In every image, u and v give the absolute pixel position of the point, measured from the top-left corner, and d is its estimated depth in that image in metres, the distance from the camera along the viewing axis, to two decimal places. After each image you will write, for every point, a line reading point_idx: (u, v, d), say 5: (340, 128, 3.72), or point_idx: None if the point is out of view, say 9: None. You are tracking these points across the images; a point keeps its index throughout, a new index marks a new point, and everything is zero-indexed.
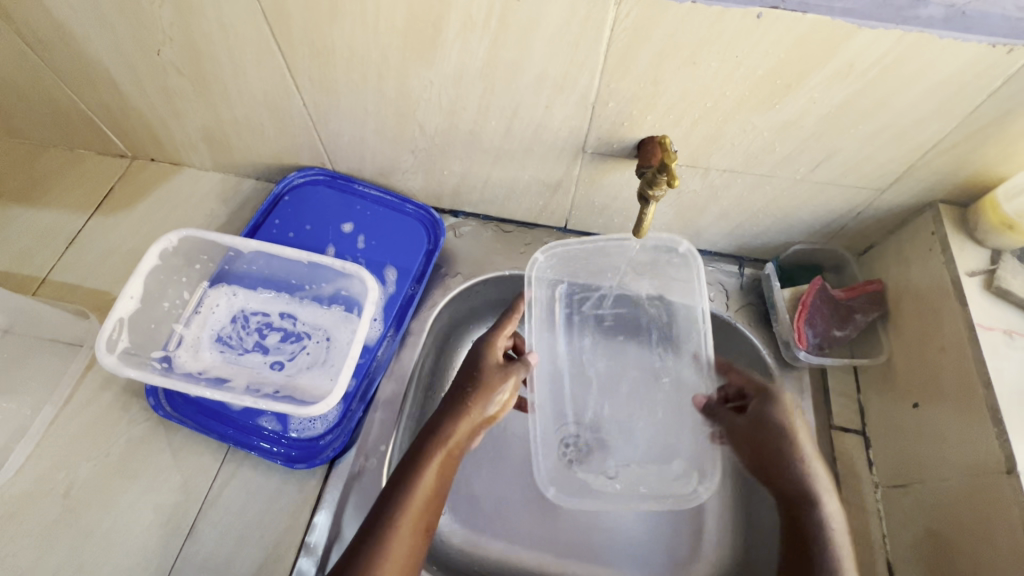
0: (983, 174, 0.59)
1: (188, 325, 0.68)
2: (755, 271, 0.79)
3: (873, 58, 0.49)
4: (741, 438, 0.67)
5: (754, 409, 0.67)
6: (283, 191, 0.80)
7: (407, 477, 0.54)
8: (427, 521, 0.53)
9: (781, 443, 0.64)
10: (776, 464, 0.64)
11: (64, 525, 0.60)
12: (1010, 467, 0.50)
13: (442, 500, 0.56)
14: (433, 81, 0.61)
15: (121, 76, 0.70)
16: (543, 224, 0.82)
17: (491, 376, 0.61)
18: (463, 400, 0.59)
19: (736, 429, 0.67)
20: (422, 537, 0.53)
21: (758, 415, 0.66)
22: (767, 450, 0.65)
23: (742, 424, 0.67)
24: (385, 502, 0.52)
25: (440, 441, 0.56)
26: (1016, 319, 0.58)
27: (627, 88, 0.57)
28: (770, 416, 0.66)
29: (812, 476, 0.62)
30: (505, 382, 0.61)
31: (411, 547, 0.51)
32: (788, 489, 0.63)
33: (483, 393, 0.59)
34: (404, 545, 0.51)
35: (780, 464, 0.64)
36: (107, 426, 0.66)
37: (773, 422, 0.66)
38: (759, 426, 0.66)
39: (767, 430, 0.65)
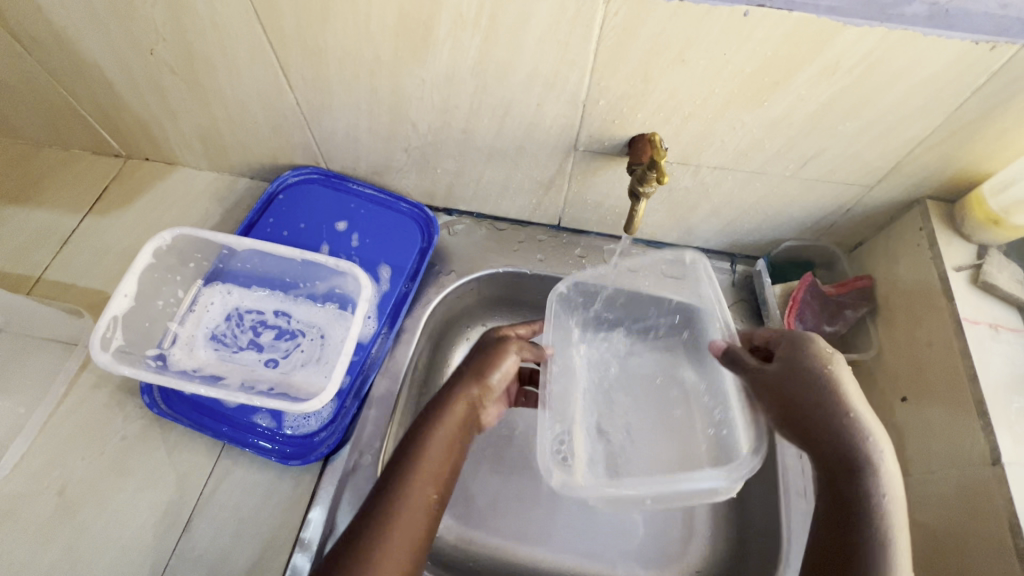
0: (969, 170, 0.60)
1: (183, 324, 0.69)
2: (747, 268, 0.80)
3: (859, 55, 0.49)
4: (772, 390, 0.56)
5: (784, 357, 0.56)
6: (277, 189, 0.80)
7: (410, 450, 0.53)
8: (437, 496, 0.53)
9: (825, 398, 0.52)
10: (822, 421, 0.53)
11: (59, 522, 0.60)
12: (995, 458, 0.51)
13: (456, 475, 0.55)
14: (426, 80, 0.61)
15: (115, 75, 0.70)
16: (536, 222, 0.83)
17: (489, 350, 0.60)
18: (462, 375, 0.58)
19: (763, 375, 0.56)
20: (436, 511, 0.52)
21: (807, 370, 0.54)
22: (804, 404, 0.54)
23: (776, 377, 0.55)
24: (389, 477, 0.52)
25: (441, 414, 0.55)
26: (1001, 314, 0.59)
27: (618, 86, 0.57)
28: (805, 364, 0.54)
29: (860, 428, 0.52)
30: (502, 352, 0.60)
31: (424, 523, 0.51)
32: (837, 448, 0.52)
33: (478, 367, 0.59)
34: (415, 521, 0.51)
35: (818, 417, 0.53)
36: (102, 424, 0.66)
37: (813, 371, 0.54)
38: (794, 377, 0.54)
39: (803, 381, 0.54)
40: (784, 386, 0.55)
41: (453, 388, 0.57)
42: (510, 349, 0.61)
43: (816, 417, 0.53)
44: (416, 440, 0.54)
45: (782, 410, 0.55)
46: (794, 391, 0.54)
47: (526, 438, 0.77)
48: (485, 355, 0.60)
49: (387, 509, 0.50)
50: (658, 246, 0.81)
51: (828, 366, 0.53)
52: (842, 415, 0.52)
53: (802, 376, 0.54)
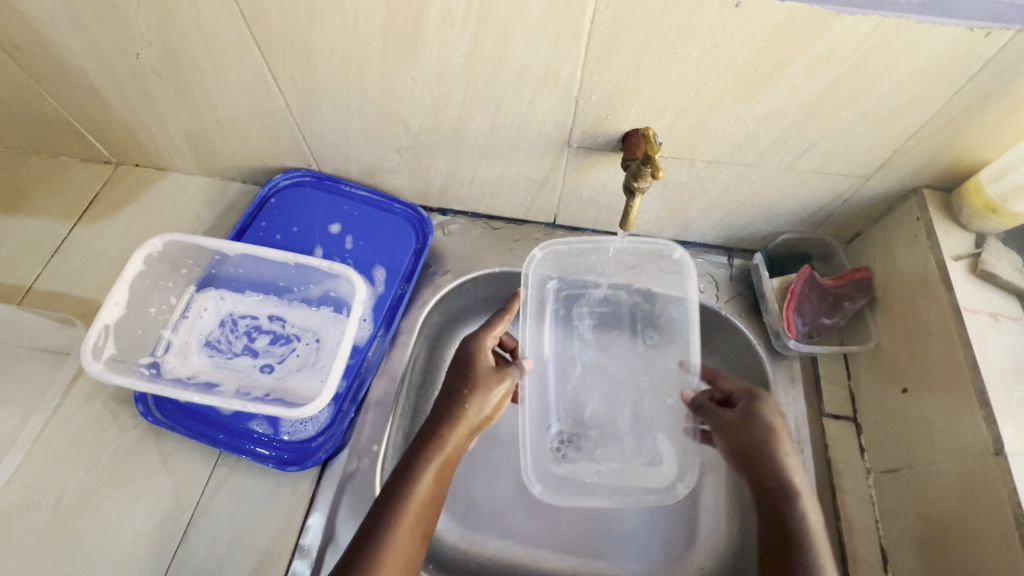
0: (965, 158, 0.60)
1: (176, 331, 0.68)
2: (744, 262, 0.80)
3: (853, 44, 0.49)
4: (729, 432, 0.62)
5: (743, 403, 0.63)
6: (268, 193, 0.80)
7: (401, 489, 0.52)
8: (423, 530, 0.52)
9: (766, 439, 0.60)
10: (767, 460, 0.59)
11: (55, 534, 0.60)
12: (997, 448, 0.50)
13: (438, 506, 0.54)
14: (416, 79, 0.61)
15: (102, 80, 0.69)
16: (531, 220, 0.82)
17: (488, 381, 0.59)
18: (463, 404, 0.56)
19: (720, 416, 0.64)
20: (420, 545, 0.51)
21: (752, 413, 0.61)
22: (750, 440, 0.60)
23: (732, 421, 0.62)
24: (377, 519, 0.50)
25: (437, 447, 0.54)
26: (1001, 303, 0.58)
27: (610, 81, 0.57)
28: (757, 412, 0.61)
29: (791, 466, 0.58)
30: (503, 383, 0.59)
31: (410, 554, 0.50)
32: (773, 490, 0.57)
33: (478, 396, 0.57)
34: (402, 552, 0.49)
35: (765, 460, 0.59)
36: (97, 434, 0.65)
37: (760, 416, 0.61)
38: (748, 422, 0.61)
39: (757, 425, 0.60)
40: (735, 426, 0.62)
41: (450, 418, 0.56)
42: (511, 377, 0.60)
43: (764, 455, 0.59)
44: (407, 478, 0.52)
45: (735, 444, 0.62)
46: (743, 436, 0.61)
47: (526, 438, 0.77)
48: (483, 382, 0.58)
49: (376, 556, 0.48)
50: None
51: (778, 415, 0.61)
52: (778, 453, 0.59)
53: (755, 418, 0.61)
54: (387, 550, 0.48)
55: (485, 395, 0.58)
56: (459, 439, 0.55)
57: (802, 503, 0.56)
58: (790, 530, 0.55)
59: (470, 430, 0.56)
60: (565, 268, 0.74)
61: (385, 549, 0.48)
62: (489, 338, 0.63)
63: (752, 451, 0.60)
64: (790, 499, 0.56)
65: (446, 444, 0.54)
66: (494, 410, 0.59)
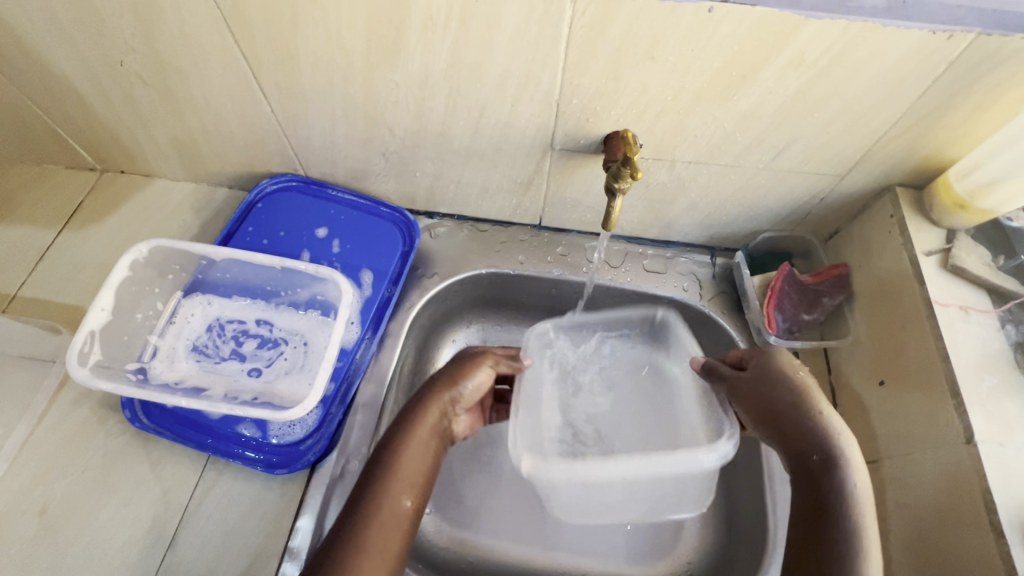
0: (935, 157, 0.61)
1: (163, 336, 0.68)
2: (726, 260, 0.81)
3: (822, 47, 0.50)
4: (746, 396, 0.57)
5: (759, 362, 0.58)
6: (255, 198, 0.80)
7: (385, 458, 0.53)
8: (414, 507, 0.52)
9: (792, 399, 0.55)
10: (796, 422, 0.54)
11: (41, 542, 0.59)
12: (969, 437, 0.52)
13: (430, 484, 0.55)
14: (400, 84, 0.62)
15: (86, 88, 0.69)
16: (517, 222, 0.83)
17: (466, 360, 0.61)
18: (439, 384, 0.59)
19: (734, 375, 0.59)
20: (411, 516, 0.52)
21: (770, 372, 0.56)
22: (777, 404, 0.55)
23: (749, 386, 0.57)
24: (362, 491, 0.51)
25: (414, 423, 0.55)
26: (972, 296, 0.60)
27: (590, 84, 0.58)
28: (776, 371, 0.56)
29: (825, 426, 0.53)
30: (477, 365, 0.61)
31: (401, 530, 0.50)
32: (806, 447, 0.53)
33: (450, 375, 0.60)
34: (392, 527, 0.50)
35: (795, 421, 0.54)
36: (84, 440, 0.65)
37: (778, 373, 0.56)
38: (766, 383, 0.56)
39: (779, 385, 0.56)
40: (755, 387, 0.57)
41: (423, 395, 0.58)
42: (484, 360, 0.62)
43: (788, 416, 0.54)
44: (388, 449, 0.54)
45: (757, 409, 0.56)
46: (766, 399, 0.56)
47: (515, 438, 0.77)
48: (457, 364, 0.61)
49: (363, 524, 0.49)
50: (639, 242, 0.82)
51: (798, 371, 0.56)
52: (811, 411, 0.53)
53: (772, 381, 0.56)
54: (374, 524, 0.49)
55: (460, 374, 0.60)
56: (435, 415, 0.57)
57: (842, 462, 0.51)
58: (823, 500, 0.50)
59: (447, 407, 0.58)
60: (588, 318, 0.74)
61: (374, 524, 0.49)
62: None
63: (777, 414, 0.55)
64: (826, 461, 0.51)
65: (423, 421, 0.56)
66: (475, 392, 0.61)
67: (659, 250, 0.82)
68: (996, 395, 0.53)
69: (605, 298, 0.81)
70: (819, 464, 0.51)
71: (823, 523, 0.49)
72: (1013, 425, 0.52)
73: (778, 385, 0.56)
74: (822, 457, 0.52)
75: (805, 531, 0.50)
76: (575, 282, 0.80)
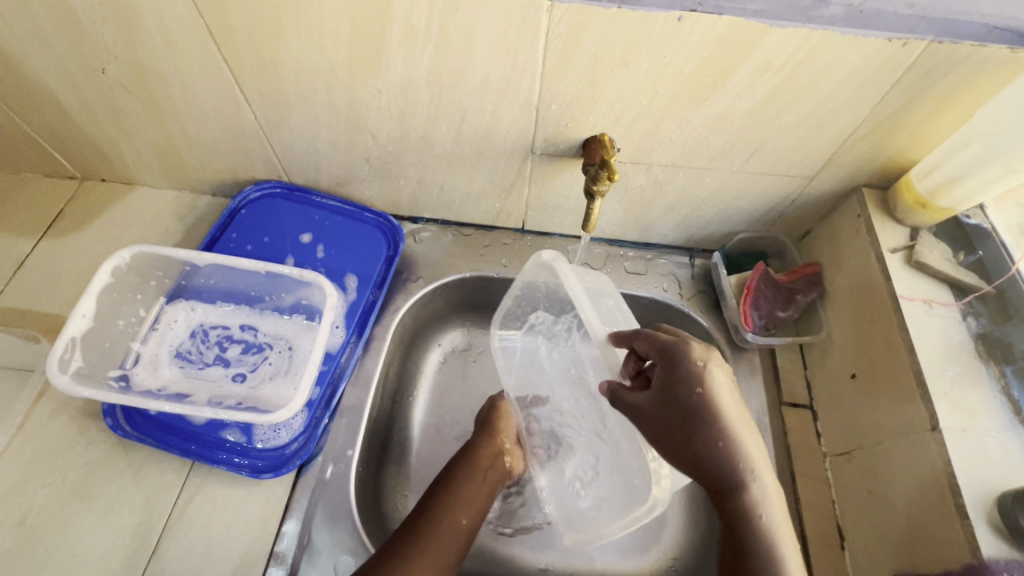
0: (897, 158, 0.64)
1: (145, 343, 0.67)
2: (704, 261, 0.83)
3: (787, 53, 0.53)
4: (647, 419, 0.52)
5: (658, 378, 0.52)
6: (239, 205, 0.80)
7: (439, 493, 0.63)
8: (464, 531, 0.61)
9: (693, 424, 0.50)
10: (697, 450, 0.50)
11: (19, 553, 0.58)
12: (934, 424, 0.54)
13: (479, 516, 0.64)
14: (382, 90, 0.63)
15: (67, 96, 0.70)
16: (500, 226, 0.84)
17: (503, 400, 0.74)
18: (490, 422, 0.72)
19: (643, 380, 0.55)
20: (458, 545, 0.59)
21: (671, 398, 0.51)
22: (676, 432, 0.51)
23: (651, 414, 0.52)
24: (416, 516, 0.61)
25: (473, 461, 0.67)
26: (935, 290, 0.62)
27: (567, 90, 0.60)
28: (682, 398, 0.50)
29: (732, 452, 0.49)
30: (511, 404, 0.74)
31: (460, 545, 0.60)
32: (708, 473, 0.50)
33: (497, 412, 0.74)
34: (454, 539, 0.59)
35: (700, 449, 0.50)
36: (64, 449, 0.64)
37: (671, 392, 0.51)
38: (665, 409, 0.51)
39: (676, 407, 0.50)
40: (664, 417, 0.51)
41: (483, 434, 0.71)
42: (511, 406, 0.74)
43: (692, 449, 0.50)
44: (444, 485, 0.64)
45: (654, 433, 0.52)
46: (671, 429, 0.51)
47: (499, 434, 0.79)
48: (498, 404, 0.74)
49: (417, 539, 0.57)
50: (620, 244, 0.84)
51: (699, 388, 0.50)
52: (712, 436, 0.49)
53: (679, 405, 0.50)
54: (435, 532, 0.59)
55: (505, 418, 0.72)
56: (490, 453, 0.69)
57: (750, 484, 0.49)
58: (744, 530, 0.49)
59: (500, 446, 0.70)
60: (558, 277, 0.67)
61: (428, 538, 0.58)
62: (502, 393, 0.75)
63: (679, 445, 0.51)
64: (733, 486, 0.49)
65: (479, 460, 0.67)
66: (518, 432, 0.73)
67: (639, 253, 0.84)
68: (958, 384, 0.56)
69: None
70: (726, 490, 0.50)
71: (746, 559, 0.48)
72: (974, 412, 0.54)
73: (678, 407, 0.50)
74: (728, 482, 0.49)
75: (728, 542, 0.50)
76: None
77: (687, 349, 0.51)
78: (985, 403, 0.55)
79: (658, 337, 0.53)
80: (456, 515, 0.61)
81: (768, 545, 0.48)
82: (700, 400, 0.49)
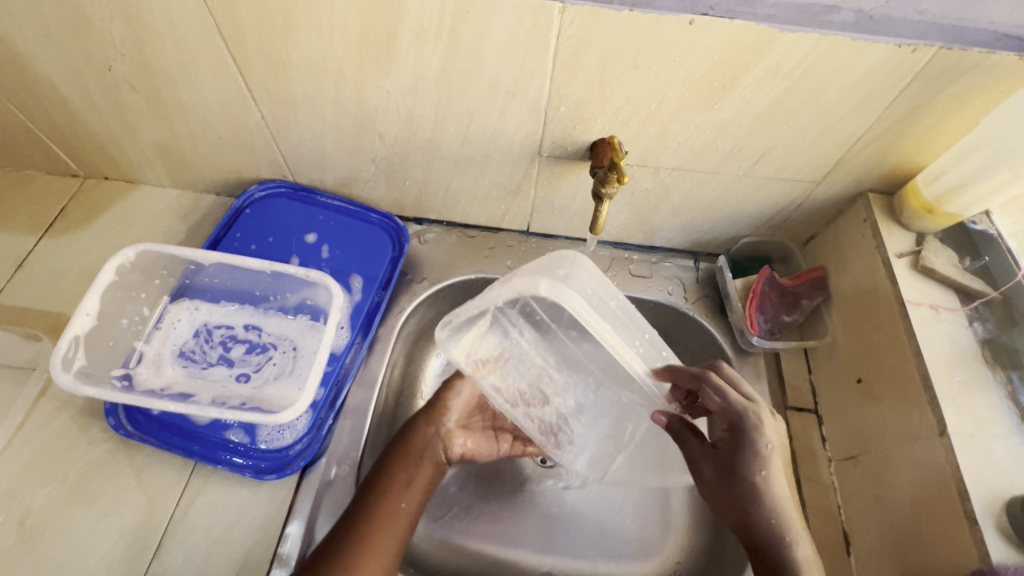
0: (903, 163, 0.64)
1: (148, 342, 0.66)
2: (709, 265, 0.84)
3: (797, 58, 0.53)
4: (708, 482, 0.57)
5: (724, 450, 0.57)
6: (243, 204, 0.80)
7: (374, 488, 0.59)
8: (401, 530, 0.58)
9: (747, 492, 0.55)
10: (750, 519, 0.54)
11: (18, 554, 0.58)
12: (942, 429, 0.53)
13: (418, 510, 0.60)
14: (391, 90, 0.63)
15: (72, 93, 0.69)
16: (505, 228, 0.84)
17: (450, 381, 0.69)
18: (431, 405, 0.67)
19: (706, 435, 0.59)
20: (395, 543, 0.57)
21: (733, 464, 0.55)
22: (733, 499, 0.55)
23: (712, 475, 0.57)
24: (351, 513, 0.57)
25: (406, 447, 0.63)
26: (941, 296, 0.63)
27: (576, 93, 0.60)
28: (744, 472, 0.55)
29: (781, 525, 0.53)
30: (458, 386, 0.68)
31: (400, 536, 0.57)
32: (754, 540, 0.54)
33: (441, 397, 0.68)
34: (393, 530, 0.57)
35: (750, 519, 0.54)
36: (65, 449, 0.64)
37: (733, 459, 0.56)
38: (725, 475, 0.56)
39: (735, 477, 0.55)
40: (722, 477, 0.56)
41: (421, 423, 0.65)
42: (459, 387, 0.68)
43: (743, 515, 0.54)
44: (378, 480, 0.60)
45: (712, 495, 0.57)
46: (728, 497, 0.56)
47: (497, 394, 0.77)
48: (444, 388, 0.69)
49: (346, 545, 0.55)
50: (624, 247, 0.84)
51: (763, 469, 0.55)
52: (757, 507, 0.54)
53: (738, 476, 0.55)
54: (377, 527, 0.56)
55: (448, 398, 0.67)
56: (426, 437, 0.64)
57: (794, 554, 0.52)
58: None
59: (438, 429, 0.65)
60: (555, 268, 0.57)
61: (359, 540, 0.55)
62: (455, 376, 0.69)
63: (731, 511, 0.56)
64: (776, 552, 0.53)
65: (413, 446, 0.63)
66: (463, 413, 0.68)
67: (644, 256, 0.84)
68: (965, 390, 0.56)
69: None
70: (767, 554, 0.53)
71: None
72: (982, 418, 0.54)
73: (738, 479, 0.55)
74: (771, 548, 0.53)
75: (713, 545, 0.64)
76: None
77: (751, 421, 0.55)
78: (992, 408, 0.55)
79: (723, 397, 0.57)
80: (393, 503, 0.58)
81: None
82: (759, 476, 0.54)
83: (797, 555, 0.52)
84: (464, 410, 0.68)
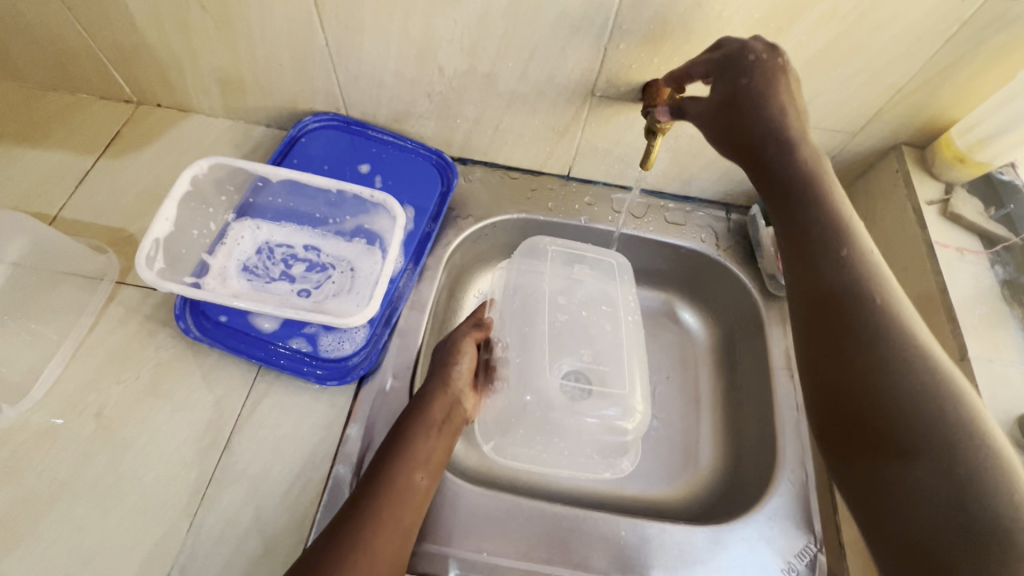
0: (938, 117, 0.68)
1: (215, 256, 0.70)
2: (741, 217, 0.87)
3: (855, 2, 0.56)
4: (782, 194, 0.57)
5: (775, 182, 0.57)
6: (298, 134, 0.83)
7: (386, 464, 0.57)
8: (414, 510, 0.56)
9: (826, 243, 0.54)
10: (822, 255, 0.54)
11: (98, 440, 0.62)
12: (962, 354, 0.59)
13: (435, 480, 0.59)
14: (458, 21, 0.65)
15: (140, 12, 0.71)
16: (547, 172, 0.87)
17: (453, 345, 0.67)
18: (438, 371, 0.65)
19: (786, 202, 0.57)
20: (410, 524, 0.55)
21: (807, 226, 0.55)
22: (801, 218, 0.56)
23: (786, 228, 0.57)
24: (367, 484, 0.55)
25: (420, 418, 0.61)
26: (966, 240, 0.67)
27: (639, 29, 0.63)
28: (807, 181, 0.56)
29: (857, 259, 0.53)
30: (460, 349, 0.67)
31: (414, 515, 0.55)
32: (832, 282, 0.53)
33: (441, 369, 0.65)
34: (409, 505, 0.55)
35: (813, 233, 0.55)
36: (135, 351, 0.67)
37: (809, 202, 0.55)
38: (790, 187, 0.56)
39: (790, 201, 0.56)
40: (798, 247, 0.56)
41: (424, 395, 0.63)
42: (465, 347, 0.67)
43: (824, 254, 0.54)
44: (386, 458, 0.57)
45: (804, 250, 0.55)
46: (792, 208, 0.56)
47: (509, 324, 0.73)
48: (443, 357, 0.66)
49: (361, 523, 0.52)
50: (661, 196, 0.88)
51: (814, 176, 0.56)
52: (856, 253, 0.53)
53: (790, 202, 0.56)
54: (388, 512, 0.53)
55: (450, 363, 0.65)
56: (445, 404, 0.63)
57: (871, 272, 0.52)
58: (868, 390, 0.48)
59: (452, 393, 0.64)
60: (619, 432, 0.68)
61: (375, 518, 0.52)
62: (461, 348, 0.67)
63: (823, 255, 0.54)
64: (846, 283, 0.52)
65: (414, 420, 0.60)
66: (470, 374, 0.67)
67: (679, 205, 0.88)
68: (986, 322, 0.61)
69: (628, 246, 0.87)
70: (838, 297, 0.52)
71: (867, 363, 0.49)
72: (1000, 346, 0.59)
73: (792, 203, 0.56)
74: (839, 265, 0.53)
75: (823, 318, 0.53)
76: (601, 230, 0.85)
77: (814, 159, 0.56)
78: (1008, 338, 0.60)
79: (774, 114, 0.55)
80: (403, 483, 0.56)
81: (906, 376, 0.47)
82: (808, 185, 0.56)
83: (852, 254, 0.53)
84: (468, 373, 0.66)
